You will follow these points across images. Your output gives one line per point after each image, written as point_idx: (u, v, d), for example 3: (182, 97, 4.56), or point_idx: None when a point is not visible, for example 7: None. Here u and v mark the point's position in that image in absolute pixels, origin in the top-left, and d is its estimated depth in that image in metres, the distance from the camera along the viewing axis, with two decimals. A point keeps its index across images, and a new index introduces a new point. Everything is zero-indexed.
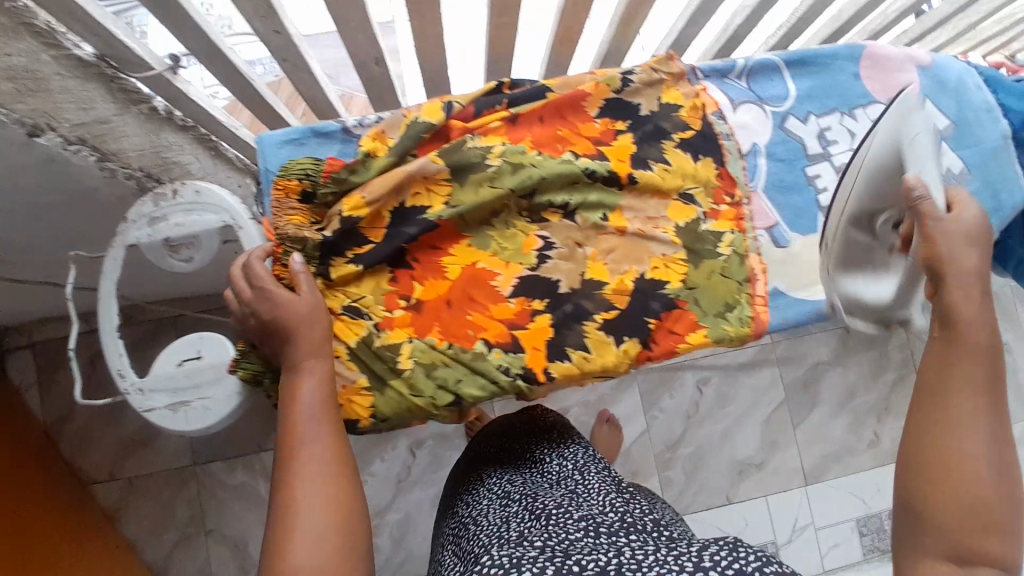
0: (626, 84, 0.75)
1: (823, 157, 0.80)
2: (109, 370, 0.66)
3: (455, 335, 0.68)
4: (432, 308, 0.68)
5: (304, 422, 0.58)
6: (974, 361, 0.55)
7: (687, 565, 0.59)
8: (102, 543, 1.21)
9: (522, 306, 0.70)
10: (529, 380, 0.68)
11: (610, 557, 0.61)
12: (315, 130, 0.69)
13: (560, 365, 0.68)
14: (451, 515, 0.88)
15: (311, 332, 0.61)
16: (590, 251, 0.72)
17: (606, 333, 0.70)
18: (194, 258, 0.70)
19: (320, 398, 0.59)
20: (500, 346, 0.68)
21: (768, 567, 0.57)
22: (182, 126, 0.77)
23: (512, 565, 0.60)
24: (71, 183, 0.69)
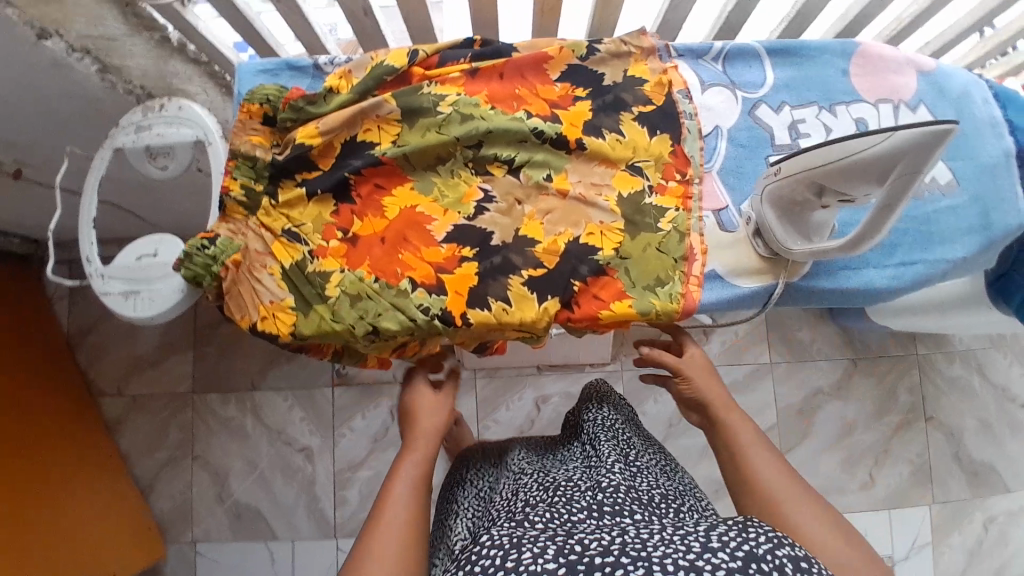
0: (591, 52, 0.76)
1: (791, 149, 0.78)
2: (80, 256, 0.74)
3: (383, 271, 0.70)
4: (366, 243, 0.70)
5: (401, 480, 0.67)
6: (737, 419, 0.72)
7: (694, 545, 0.51)
8: (96, 453, 1.35)
9: (452, 252, 0.70)
10: (446, 323, 0.68)
11: (614, 536, 0.53)
12: (289, 64, 0.75)
13: (477, 312, 0.68)
14: (475, 491, 0.86)
15: (434, 421, 0.74)
16: (528, 209, 0.72)
17: (529, 288, 0.69)
18: (169, 167, 0.77)
19: (417, 469, 0.68)
20: (425, 286, 0.69)
21: (780, 550, 0.50)
22: (193, 59, 0.86)
23: (512, 546, 0.53)
24: (79, 89, 0.78)
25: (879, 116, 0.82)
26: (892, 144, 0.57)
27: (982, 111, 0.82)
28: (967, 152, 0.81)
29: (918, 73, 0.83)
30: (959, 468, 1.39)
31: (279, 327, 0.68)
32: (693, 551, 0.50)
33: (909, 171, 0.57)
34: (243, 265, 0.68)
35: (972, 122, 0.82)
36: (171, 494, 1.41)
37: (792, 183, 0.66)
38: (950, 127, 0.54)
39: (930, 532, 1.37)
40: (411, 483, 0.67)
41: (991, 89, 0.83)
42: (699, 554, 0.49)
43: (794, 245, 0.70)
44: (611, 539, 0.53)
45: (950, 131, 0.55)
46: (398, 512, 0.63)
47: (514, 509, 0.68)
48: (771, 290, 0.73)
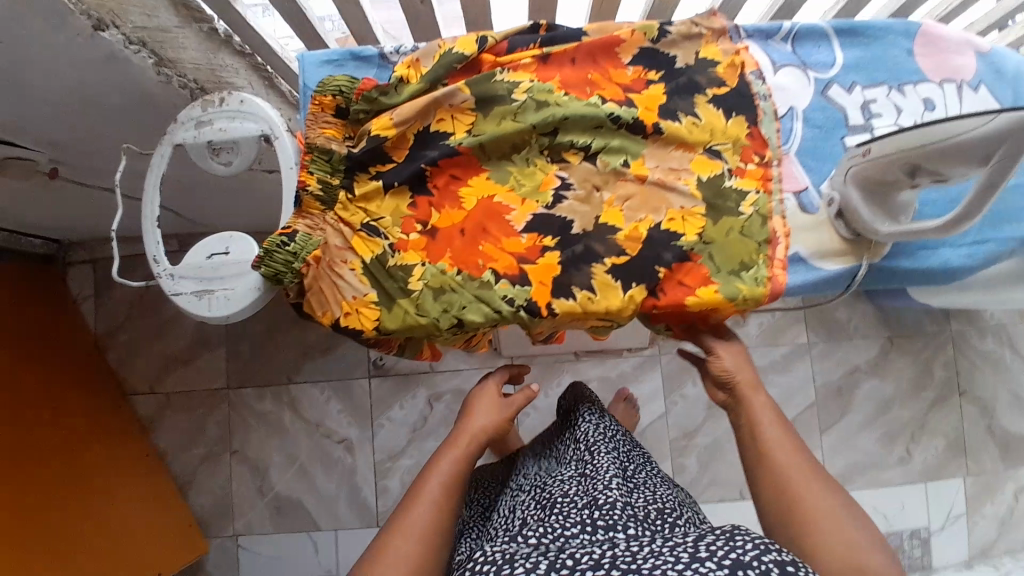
0: (663, 34, 0.74)
1: (865, 130, 0.78)
2: (146, 256, 0.71)
3: (465, 262, 0.68)
4: (446, 235, 0.69)
5: (438, 478, 0.66)
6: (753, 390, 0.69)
7: (683, 556, 0.54)
8: (132, 454, 1.33)
9: (534, 242, 0.69)
10: (532, 314, 0.67)
11: (605, 550, 0.57)
12: (354, 53, 0.73)
13: (563, 302, 0.67)
14: (482, 514, 0.85)
15: (482, 421, 0.72)
16: (607, 196, 0.71)
17: (612, 276, 0.68)
18: (233, 162, 0.75)
19: (454, 467, 0.68)
20: (508, 277, 0.68)
21: (768, 555, 0.52)
22: (240, 53, 0.80)
23: (505, 561, 0.57)
24: (132, 84, 0.75)
25: (944, 96, 0.80)
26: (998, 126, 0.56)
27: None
28: None
29: (976, 54, 0.82)
30: (993, 440, 1.41)
31: (363, 323, 0.67)
32: (680, 562, 0.53)
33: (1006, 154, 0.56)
34: (323, 261, 0.67)
35: None
36: (210, 492, 1.40)
37: (883, 164, 0.66)
38: None
39: (965, 504, 1.40)
40: (445, 482, 0.66)
41: None
42: (686, 564, 0.53)
43: (882, 227, 0.69)
44: (601, 551, 0.57)
45: None
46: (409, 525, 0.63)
47: (513, 530, 0.68)
48: (855, 272, 0.74)
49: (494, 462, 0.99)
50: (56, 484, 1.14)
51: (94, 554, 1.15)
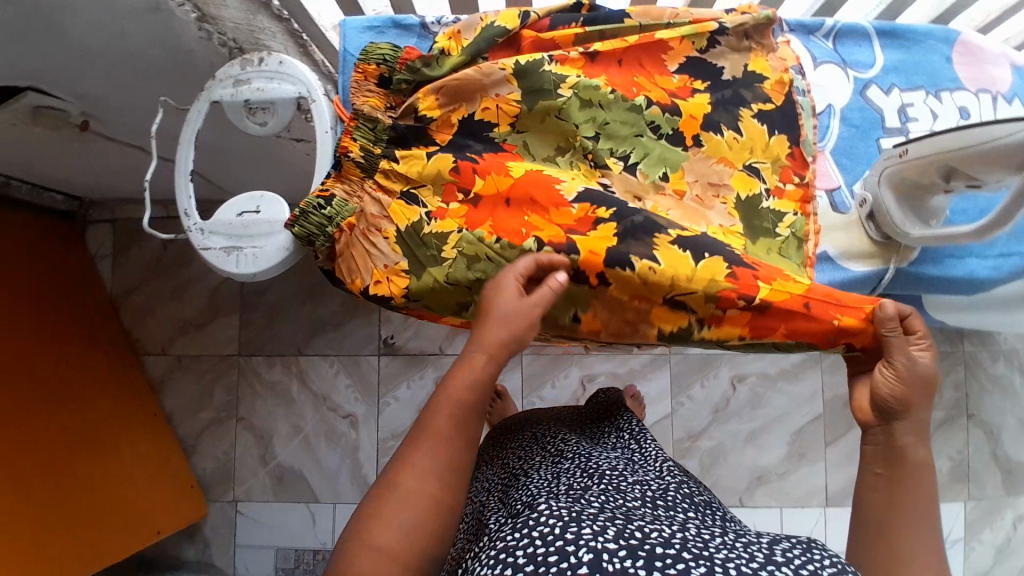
0: (712, 45, 0.73)
1: (900, 133, 0.77)
2: (177, 209, 0.71)
3: (506, 231, 0.66)
4: (489, 204, 0.67)
5: (449, 411, 0.57)
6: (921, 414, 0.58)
7: (757, 556, 0.50)
8: (139, 415, 1.33)
9: (585, 213, 0.65)
10: (579, 283, 0.65)
11: (673, 531, 0.53)
12: (396, 22, 0.73)
13: (619, 272, 0.63)
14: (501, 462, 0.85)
15: (497, 331, 0.60)
16: (649, 205, 0.69)
17: (679, 247, 0.64)
18: (268, 123, 0.75)
19: (466, 396, 0.58)
20: (553, 246, 0.65)
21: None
22: (277, 16, 0.82)
23: (571, 519, 0.52)
24: (172, 39, 0.75)
25: (980, 106, 0.79)
26: None
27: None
28: None
29: (1012, 67, 0.81)
30: (996, 466, 1.41)
31: (392, 291, 0.67)
32: (756, 561, 0.49)
33: None
34: (357, 228, 0.67)
35: None
36: (214, 457, 1.40)
37: (917, 165, 0.65)
38: None
39: (963, 528, 1.39)
40: (457, 410, 0.57)
41: None
42: (760, 564, 0.49)
43: (912, 231, 0.69)
44: (670, 533, 0.53)
45: None
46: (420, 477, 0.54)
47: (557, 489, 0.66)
48: (882, 275, 0.74)
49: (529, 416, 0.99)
50: (65, 445, 1.15)
51: (100, 517, 1.16)
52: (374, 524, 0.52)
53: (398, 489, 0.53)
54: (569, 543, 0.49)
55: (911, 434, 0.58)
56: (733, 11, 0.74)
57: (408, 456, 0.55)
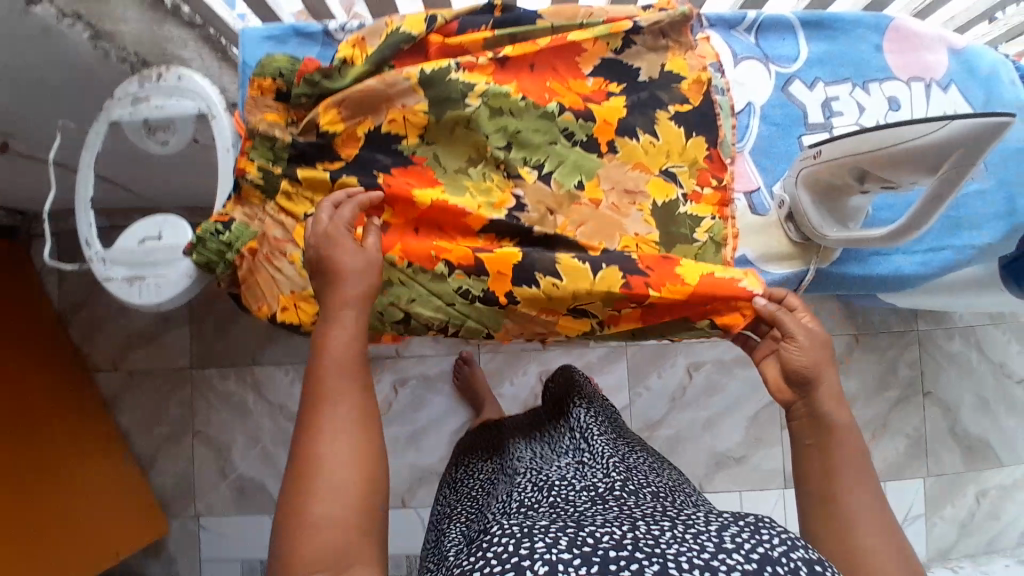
0: (627, 45, 0.71)
1: (823, 129, 0.76)
2: (78, 238, 0.69)
3: (416, 255, 0.67)
4: (398, 229, 0.68)
5: (332, 369, 0.57)
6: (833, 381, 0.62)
7: (707, 545, 0.50)
8: (92, 433, 1.31)
9: (490, 243, 0.68)
10: (489, 303, 0.67)
11: (625, 531, 0.52)
12: (297, 29, 0.70)
13: (525, 290, 0.65)
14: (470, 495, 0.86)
15: (353, 286, 0.60)
16: (561, 220, 0.69)
17: (580, 261, 0.66)
18: (169, 141, 0.72)
19: (346, 350, 0.58)
20: (462, 268, 0.66)
21: (795, 552, 0.49)
22: (189, 23, 0.80)
23: (523, 535, 0.51)
24: (67, 61, 0.73)
25: (910, 96, 0.77)
26: (948, 138, 0.53)
27: (1011, 91, 0.77)
28: None
29: (949, 51, 0.78)
30: (955, 442, 1.39)
31: (302, 317, 0.66)
32: (708, 551, 0.49)
33: (960, 160, 0.53)
34: (260, 253, 0.66)
35: (1000, 104, 0.78)
36: (173, 472, 1.39)
37: (832, 166, 0.63)
38: (1009, 118, 0.51)
39: (923, 502, 1.37)
40: (337, 364, 0.58)
41: (1016, 70, 0.79)
42: (713, 554, 0.49)
43: (830, 232, 0.68)
44: (622, 532, 0.52)
45: (1009, 122, 0.51)
46: (335, 448, 0.54)
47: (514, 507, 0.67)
48: (803, 275, 0.73)
49: (491, 441, 1.01)
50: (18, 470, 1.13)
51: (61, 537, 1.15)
52: (311, 504, 0.52)
53: (318, 461, 0.53)
54: (521, 559, 0.48)
55: (831, 399, 0.61)
56: (652, 7, 0.72)
57: (316, 428, 0.55)
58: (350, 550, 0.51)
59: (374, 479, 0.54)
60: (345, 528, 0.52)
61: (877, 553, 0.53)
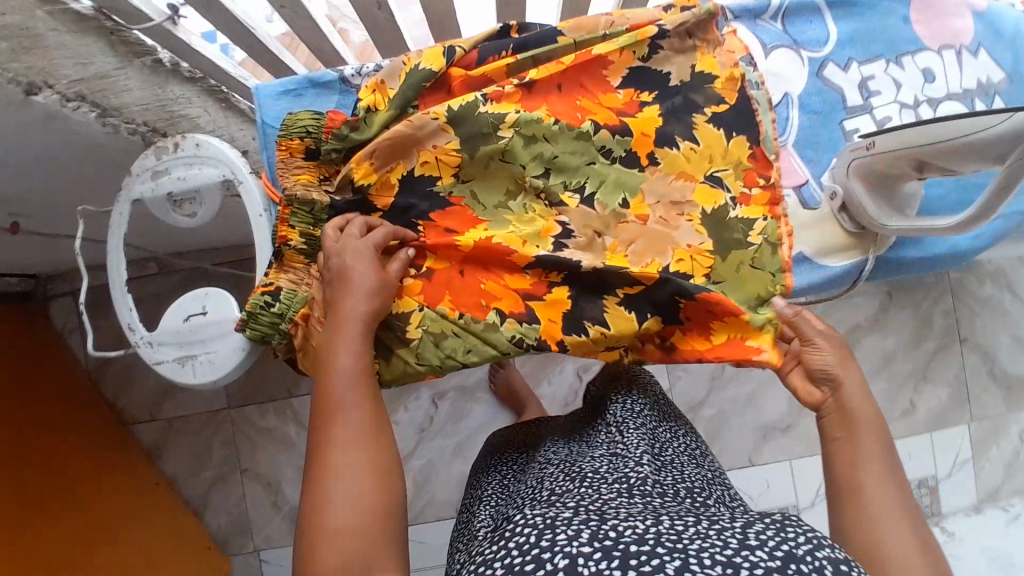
0: (654, 51, 0.69)
1: (864, 110, 0.73)
2: (120, 324, 0.67)
3: (466, 304, 0.66)
4: (444, 275, 0.66)
5: (340, 380, 0.57)
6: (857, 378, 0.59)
7: (731, 541, 0.48)
8: (142, 486, 1.31)
9: (538, 279, 0.66)
10: (542, 349, 0.66)
11: (648, 524, 0.50)
12: (312, 80, 0.68)
13: (575, 339, 0.65)
14: (497, 476, 0.81)
15: (361, 304, 0.60)
16: (609, 242, 0.67)
17: (626, 308, 0.65)
18: (197, 213, 0.70)
19: (355, 364, 0.58)
20: (513, 317, 0.66)
21: (820, 551, 0.47)
22: (189, 78, 0.76)
23: (545, 527, 0.50)
24: (76, 138, 0.70)
25: (944, 65, 0.73)
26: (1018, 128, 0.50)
27: None
28: None
29: (974, 14, 0.74)
30: (996, 384, 1.39)
31: None
32: (730, 548, 0.47)
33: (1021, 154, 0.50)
34: (312, 318, 0.64)
35: None
36: (227, 511, 1.40)
37: (887, 158, 0.61)
38: None
39: (970, 448, 1.38)
40: (348, 380, 0.57)
41: None
42: (736, 550, 0.46)
43: (889, 221, 0.66)
44: (646, 526, 0.50)
45: None
46: (350, 453, 0.54)
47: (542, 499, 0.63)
48: (862, 267, 0.72)
49: (526, 430, 0.94)
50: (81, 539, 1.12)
51: None
52: (324, 510, 0.51)
53: (335, 468, 0.53)
54: (542, 551, 0.48)
55: (856, 394, 0.59)
56: (672, 6, 0.69)
57: (330, 437, 0.55)
58: (365, 556, 0.50)
59: (391, 487, 0.54)
60: (367, 526, 0.52)
61: (900, 545, 0.50)
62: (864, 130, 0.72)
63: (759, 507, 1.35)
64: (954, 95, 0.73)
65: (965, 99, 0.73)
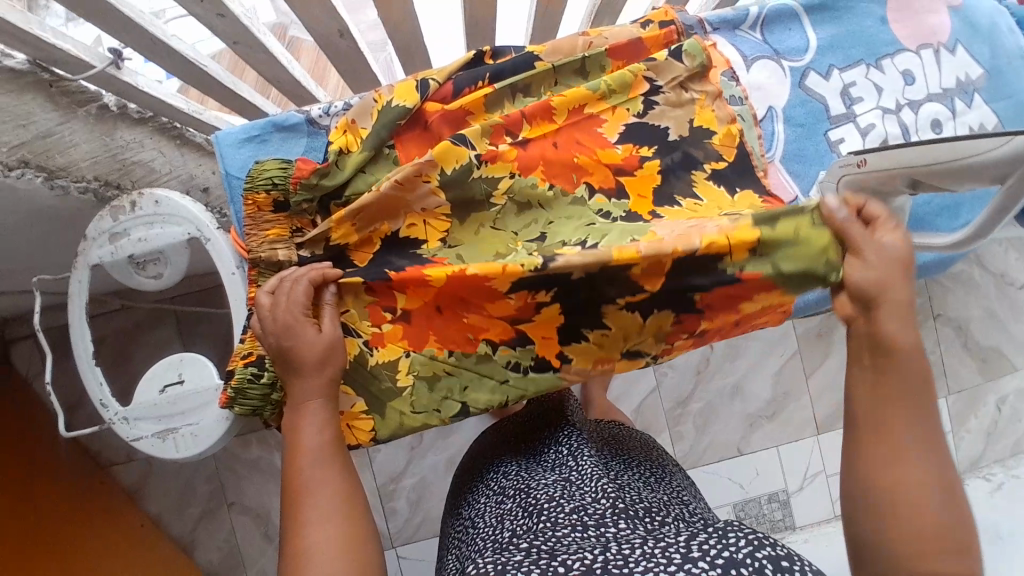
0: (649, 107, 0.67)
1: (847, 119, 0.71)
2: (91, 401, 0.63)
3: (454, 342, 0.63)
4: (423, 316, 0.63)
5: (308, 459, 0.55)
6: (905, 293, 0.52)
7: (674, 558, 0.47)
8: (130, 530, 1.25)
9: (525, 301, 0.60)
10: (543, 370, 0.64)
11: (596, 554, 0.50)
12: (277, 124, 0.64)
13: (576, 348, 0.64)
14: (453, 517, 0.75)
15: (318, 378, 0.58)
16: (610, 245, 0.58)
17: (629, 310, 0.61)
18: (163, 274, 0.65)
19: (320, 437, 0.56)
20: (505, 343, 0.63)
21: (761, 550, 0.46)
22: (139, 119, 0.70)
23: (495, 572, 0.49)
24: (22, 200, 0.64)
25: (922, 65, 0.72)
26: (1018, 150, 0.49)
27: (1011, 41, 0.72)
28: (1008, 90, 0.72)
29: (949, 10, 0.73)
30: (970, 356, 1.43)
31: (359, 436, 0.65)
32: (673, 564, 0.46)
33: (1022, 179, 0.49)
34: None
35: (1004, 54, 0.72)
36: (217, 547, 1.36)
37: (880, 175, 0.59)
38: None
39: (949, 420, 1.42)
40: (317, 451, 0.56)
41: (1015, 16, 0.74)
42: (678, 566, 0.46)
43: None
44: (591, 556, 0.49)
45: None
46: (326, 529, 0.52)
47: (499, 542, 0.59)
48: None
49: (477, 446, 0.87)
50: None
51: None
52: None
53: (307, 554, 0.51)
54: None
55: (899, 316, 0.52)
56: (650, 22, 0.68)
57: (299, 520, 0.53)
58: None
59: (361, 556, 0.52)
60: None
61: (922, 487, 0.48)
62: (849, 140, 0.71)
63: (751, 496, 1.36)
64: (935, 96, 0.72)
65: (946, 99, 0.72)
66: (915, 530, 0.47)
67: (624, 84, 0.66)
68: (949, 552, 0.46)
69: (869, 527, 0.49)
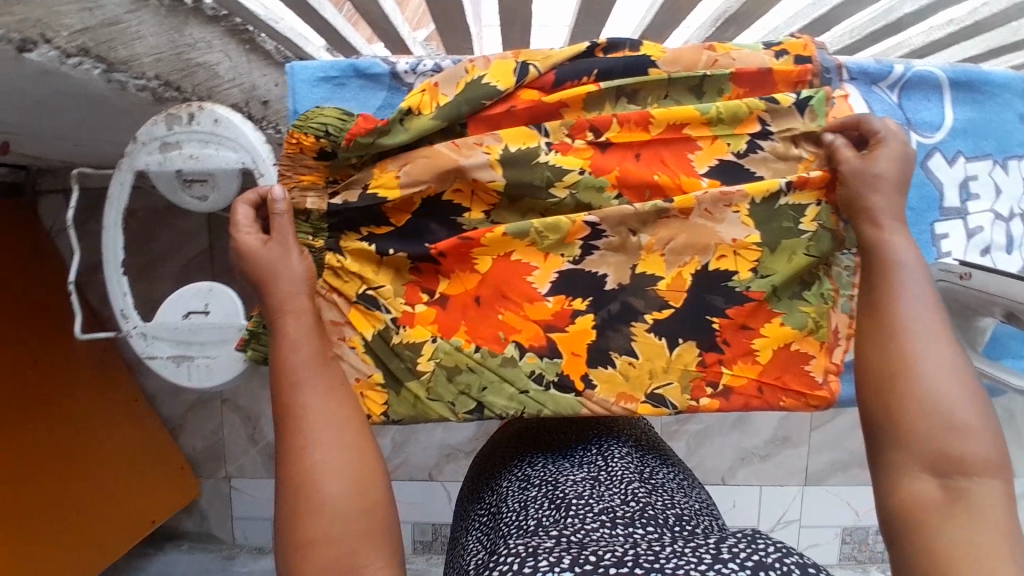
0: (752, 150, 0.60)
1: (958, 214, 0.66)
2: (112, 309, 0.62)
3: (484, 337, 0.61)
4: (457, 305, 0.62)
5: (299, 376, 0.51)
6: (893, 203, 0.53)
7: (702, 556, 0.40)
8: (123, 402, 1.28)
9: (561, 307, 0.62)
10: (564, 388, 0.61)
11: (627, 548, 0.43)
12: (359, 70, 0.62)
13: (601, 372, 0.61)
14: (475, 502, 0.71)
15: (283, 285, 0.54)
16: (645, 240, 0.61)
17: (655, 336, 0.62)
18: (208, 197, 0.62)
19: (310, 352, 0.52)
20: (534, 350, 0.61)
21: (789, 556, 0.39)
22: (212, 17, 0.65)
23: (525, 553, 0.42)
24: (75, 83, 0.61)
25: None
26: None
27: None
28: None
29: None
30: None
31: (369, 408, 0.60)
32: (702, 562, 0.39)
33: None
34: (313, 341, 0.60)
35: None
36: (203, 436, 1.39)
37: (978, 296, 0.56)
38: None
39: None
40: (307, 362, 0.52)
41: None
42: (707, 565, 0.39)
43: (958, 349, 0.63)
44: (624, 550, 0.43)
45: None
46: (330, 447, 0.48)
47: (523, 530, 0.55)
48: None
49: (497, 434, 0.84)
50: (42, 461, 1.09)
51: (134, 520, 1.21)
52: (312, 515, 0.45)
53: (313, 471, 0.46)
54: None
55: (895, 221, 0.52)
56: (785, 53, 0.61)
57: (311, 438, 0.48)
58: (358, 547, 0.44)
59: (371, 489, 0.47)
60: (353, 528, 0.45)
61: (934, 373, 0.45)
62: (953, 238, 0.65)
63: None
64: None
65: None
66: (924, 402, 0.44)
67: (735, 117, 0.60)
68: (961, 430, 0.43)
69: (874, 405, 0.47)
